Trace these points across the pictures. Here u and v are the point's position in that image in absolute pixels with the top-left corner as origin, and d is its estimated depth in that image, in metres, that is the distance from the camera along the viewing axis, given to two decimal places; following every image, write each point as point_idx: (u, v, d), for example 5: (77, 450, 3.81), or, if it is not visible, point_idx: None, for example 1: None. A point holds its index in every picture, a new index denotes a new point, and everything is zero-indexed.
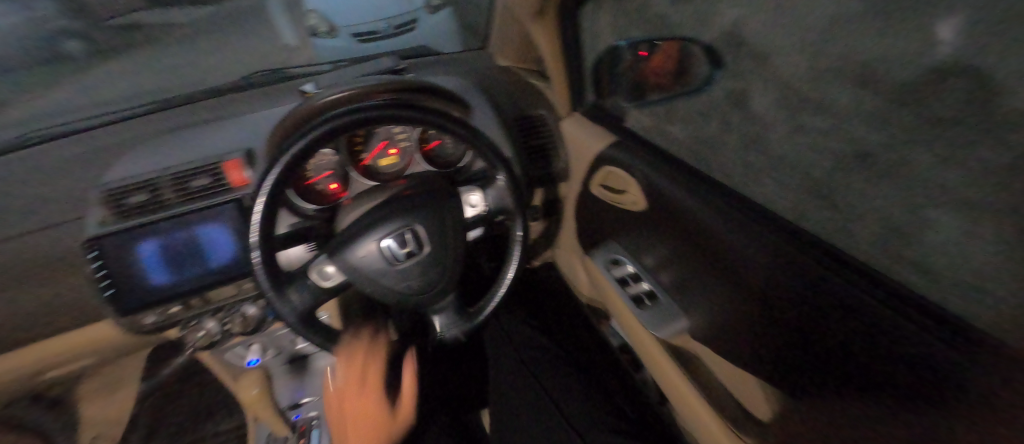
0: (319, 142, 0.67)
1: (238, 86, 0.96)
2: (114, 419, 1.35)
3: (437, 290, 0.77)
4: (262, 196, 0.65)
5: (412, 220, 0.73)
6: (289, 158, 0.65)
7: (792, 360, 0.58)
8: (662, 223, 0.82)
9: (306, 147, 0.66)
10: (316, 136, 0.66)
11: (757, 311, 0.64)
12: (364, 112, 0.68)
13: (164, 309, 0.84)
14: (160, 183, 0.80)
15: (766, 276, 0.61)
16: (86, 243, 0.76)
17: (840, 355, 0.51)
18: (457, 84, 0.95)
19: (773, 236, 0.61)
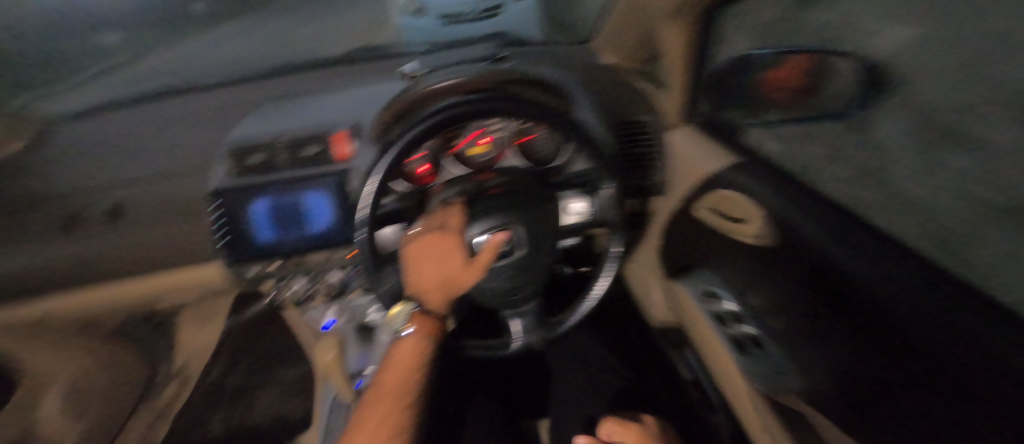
0: (436, 127, 0.66)
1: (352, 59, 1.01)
2: (202, 347, 1.50)
3: (522, 291, 0.79)
4: (371, 183, 0.67)
5: (510, 221, 0.75)
6: (400, 148, 0.65)
7: (923, 421, 0.45)
8: (784, 260, 0.72)
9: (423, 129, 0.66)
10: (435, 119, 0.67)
11: (876, 360, 0.54)
12: (468, 104, 0.67)
13: (265, 264, 0.90)
14: (275, 147, 0.86)
15: (906, 313, 0.53)
16: (210, 193, 0.84)
17: (991, 420, 0.40)
18: (562, 77, 0.89)
19: (924, 285, 0.54)
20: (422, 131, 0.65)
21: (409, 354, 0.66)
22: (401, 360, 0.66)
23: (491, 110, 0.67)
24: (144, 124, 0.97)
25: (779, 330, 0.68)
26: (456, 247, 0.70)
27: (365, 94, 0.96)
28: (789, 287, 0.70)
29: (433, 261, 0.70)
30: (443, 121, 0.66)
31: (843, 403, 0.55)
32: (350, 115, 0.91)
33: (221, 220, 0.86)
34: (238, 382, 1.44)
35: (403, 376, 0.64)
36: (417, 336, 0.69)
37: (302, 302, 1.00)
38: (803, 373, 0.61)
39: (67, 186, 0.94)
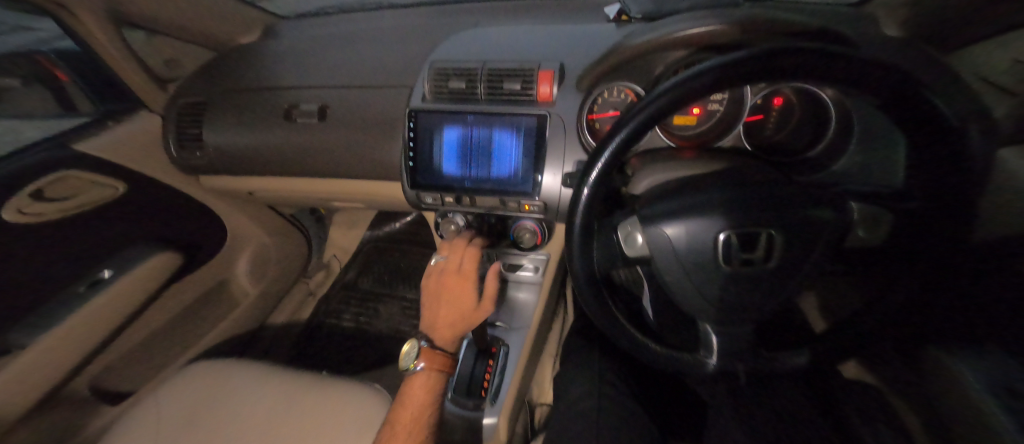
0: (725, 83, 0.41)
1: (563, 11, 0.95)
2: (349, 250, 1.69)
3: (758, 315, 0.56)
4: (597, 166, 0.51)
5: (773, 225, 0.51)
6: (633, 130, 0.48)
7: None
8: None
9: (703, 83, 0.42)
10: (726, 63, 0.41)
11: None
12: (741, 57, 0.40)
13: (439, 195, 0.87)
14: (477, 74, 0.80)
15: None
16: (410, 113, 0.84)
17: None
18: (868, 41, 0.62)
19: None
20: (664, 107, 0.45)
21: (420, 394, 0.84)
22: (420, 391, 0.85)
23: (825, 68, 0.39)
24: (364, 41, 1.04)
25: None
26: (472, 288, 0.88)
27: (575, 34, 0.85)
28: None
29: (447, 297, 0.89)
30: (737, 72, 0.40)
31: None
32: (559, 53, 0.81)
33: (412, 142, 0.86)
34: (369, 286, 1.60)
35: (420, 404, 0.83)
36: (427, 372, 0.87)
37: (456, 242, 0.97)
38: None
39: (289, 78, 1.01)
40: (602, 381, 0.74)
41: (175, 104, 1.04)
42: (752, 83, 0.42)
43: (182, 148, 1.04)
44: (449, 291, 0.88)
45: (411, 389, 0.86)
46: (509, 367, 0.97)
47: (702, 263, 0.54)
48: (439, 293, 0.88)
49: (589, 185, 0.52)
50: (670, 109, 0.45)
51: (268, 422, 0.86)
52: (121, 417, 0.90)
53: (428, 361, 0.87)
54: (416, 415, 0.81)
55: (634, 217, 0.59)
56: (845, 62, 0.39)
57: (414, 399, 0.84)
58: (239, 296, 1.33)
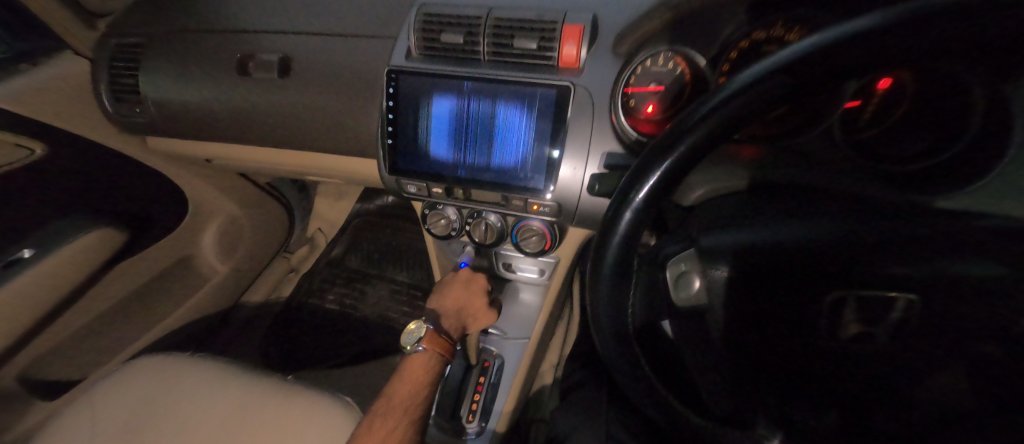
0: (858, 67, 0.25)
1: None
2: (335, 223, 1.53)
3: None
4: (646, 183, 0.33)
5: None
6: (699, 140, 0.30)
7: None
8: None
9: (841, 60, 0.25)
10: (895, 21, 0.23)
11: None
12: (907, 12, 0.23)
13: (427, 184, 0.69)
14: (479, 25, 0.59)
15: None
16: (389, 74, 0.64)
17: None
18: None
19: None
20: (754, 106, 0.27)
21: (419, 370, 0.76)
22: (413, 371, 0.76)
23: None
24: None
25: None
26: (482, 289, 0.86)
27: None
28: None
29: (455, 299, 0.86)
30: (917, 37, 0.23)
31: None
32: (591, 1, 0.59)
33: (392, 112, 0.66)
34: (356, 266, 1.45)
35: (411, 392, 0.74)
36: (428, 354, 0.77)
37: (447, 238, 0.80)
38: None
39: (242, 19, 0.80)
40: (611, 431, 0.60)
41: (107, 46, 0.84)
42: (898, 65, 0.26)
43: (117, 100, 0.84)
44: (467, 281, 0.86)
45: (409, 369, 0.77)
46: (502, 388, 0.86)
47: None
48: (453, 280, 0.87)
49: (634, 207, 0.34)
50: (772, 105, 0.28)
51: (220, 435, 0.75)
52: (55, 417, 0.80)
53: (431, 344, 0.77)
54: (409, 398, 0.73)
55: (691, 250, 0.44)
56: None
57: (413, 381, 0.75)
58: (206, 274, 1.19)
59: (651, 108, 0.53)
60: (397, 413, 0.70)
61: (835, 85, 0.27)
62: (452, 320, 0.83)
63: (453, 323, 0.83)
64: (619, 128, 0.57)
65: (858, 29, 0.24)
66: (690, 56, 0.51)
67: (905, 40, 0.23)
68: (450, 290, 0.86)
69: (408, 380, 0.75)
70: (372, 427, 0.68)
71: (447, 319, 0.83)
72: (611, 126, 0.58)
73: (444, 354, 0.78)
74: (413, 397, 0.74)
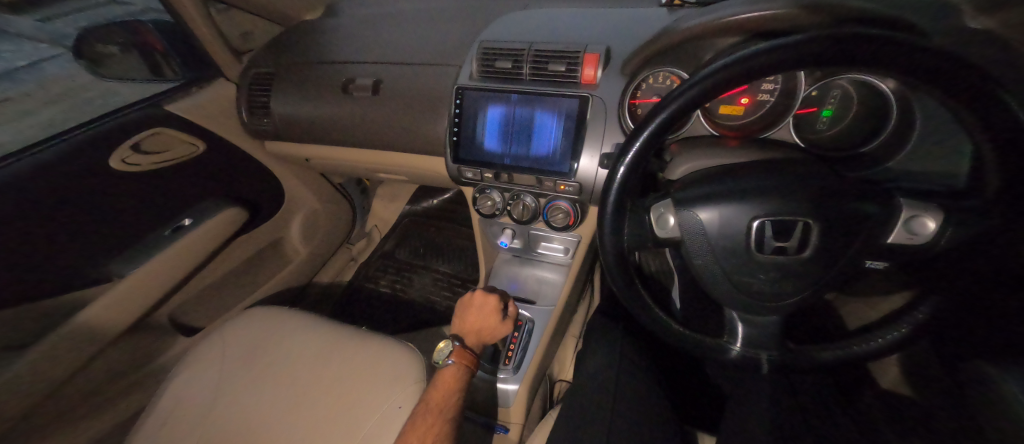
0: (796, 62, 0.42)
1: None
2: (388, 221, 1.79)
3: (781, 306, 0.56)
4: (638, 142, 0.54)
5: (814, 213, 0.50)
6: (676, 109, 0.50)
7: None
8: None
9: (764, 64, 0.43)
10: (793, 44, 0.41)
11: None
12: (803, 38, 0.41)
13: (481, 171, 0.91)
14: (524, 55, 0.82)
15: None
16: (457, 90, 0.88)
17: None
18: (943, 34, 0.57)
19: None
20: (709, 91, 0.47)
21: (449, 378, 0.84)
22: (444, 378, 0.84)
23: (895, 50, 0.39)
24: (414, 22, 1.08)
25: None
26: (495, 306, 0.97)
27: (624, 17, 0.85)
28: None
29: (473, 318, 0.97)
30: (806, 54, 0.41)
31: None
32: (605, 36, 0.81)
33: (457, 118, 0.90)
34: (405, 257, 1.69)
35: (445, 397, 0.80)
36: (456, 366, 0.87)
37: (491, 217, 1.02)
38: None
39: (345, 54, 1.08)
40: (617, 357, 0.78)
41: (247, 73, 1.14)
42: (812, 67, 0.42)
43: (251, 113, 1.15)
44: (481, 304, 0.97)
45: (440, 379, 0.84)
46: (532, 343, 1.01)
47: (735, 252, 0.54)
48: (469, 305, 0.98)
49: (630, 159, 0.55)
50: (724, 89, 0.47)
51: (319, 360, 0.97)
52: (195, 346, 1.06)
53: (457, 356, 0.87)
54: (444, 398, 0.80)
55: (669, 199, 0.59)
56: (898, 48, 0.38)
57: (445, 387, 0.82)
58: (291, 255, 1.46)
59: None
60: (433, 413, 0.77)
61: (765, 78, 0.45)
62: (474, 338, 0.94)
63: (474, 341, 0.94)
64: (626, 125, 0.78)
65: (777, 47, 0.42)
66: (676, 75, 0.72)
67: (804, 53, 0.41)
68: (468, 314, 0.97)
69: (442, 388, 0.82)
70: (414, 425, 0.74)
71: (469, 338, 0.94)
72: (620, 125, 0.79)
73: (470, 365, 0.88)
74: (446, 402, 0.80)
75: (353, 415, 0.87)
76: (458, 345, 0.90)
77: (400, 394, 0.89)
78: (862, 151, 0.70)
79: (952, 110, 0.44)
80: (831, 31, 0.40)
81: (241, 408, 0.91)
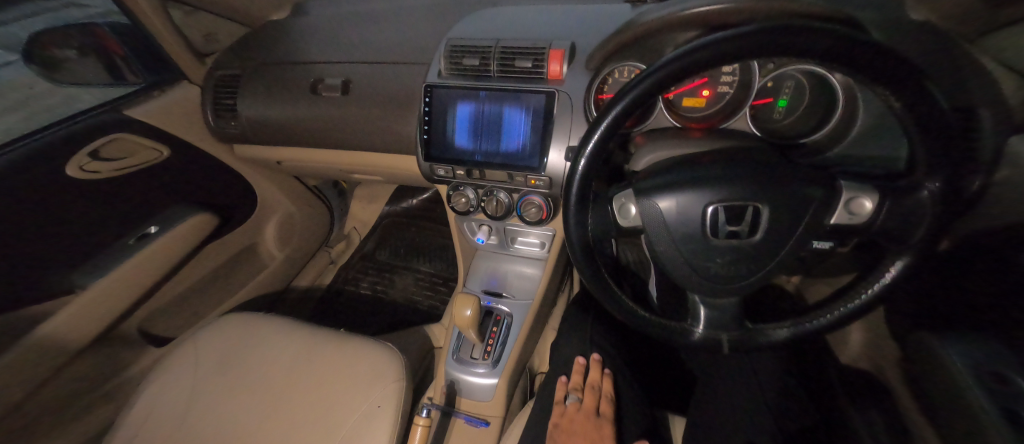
0: (739, 54, 0.44)
1: None
2: (366, 222, 1.78)
3: (737, 288, 0.59)
4: (597, 134, 0.55)
5: (766, 197, 0.53)
6: (631, 100, 0.51)
7: None
8: None
9: (710, 55, 0.45)
10: (736, 36, 0.43)
11: None
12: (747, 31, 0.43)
13: (453, 168, 0.92)
14: (491, 52, 0.83)
15: None
16: (426, 88, 0.88)
17: None
18: None
19: None
20: (660, 83, 0.48)
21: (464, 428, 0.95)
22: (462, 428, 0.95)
23: (825, 42, 0.41)
24: (381, 22, 1.08)
25: None
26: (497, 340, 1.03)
27: (589, 14, 0.86)
28: None
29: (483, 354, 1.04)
30: (747, 45, 0.43)
31: None
32: (570, 33, 0.83)
33: (427, 116, 0.90)
34: (386, 259, 1.68)
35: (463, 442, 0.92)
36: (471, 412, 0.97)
37: (465, 214, 1.02)
38: None
39: (312, 54, 1.07)
40: (589, 343, 0.81)
41: (212, 76, 1.12)
42: (754, 58, 0.45)
43: (218, 116, 1.13)
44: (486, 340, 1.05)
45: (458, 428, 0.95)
46: (511, 337, 1.03)
47: (692, 238, 0.56)
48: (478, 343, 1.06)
49: (590, 150, 0.56)
50: (673, 81, 0.48)
51: (296, 365, 0.96)
52: (167, 355, 1.04)
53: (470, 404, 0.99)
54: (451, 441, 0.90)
55: (630, 189, 0.62)
56: (828, 40, 0.41)
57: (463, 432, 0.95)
58: (266, 259, 1.44)
59: None
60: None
61: (712, 69, 0.47)
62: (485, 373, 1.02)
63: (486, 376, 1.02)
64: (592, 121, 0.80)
65: (720, 39, 0.44)
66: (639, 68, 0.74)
67: (744, 45, 0.43)
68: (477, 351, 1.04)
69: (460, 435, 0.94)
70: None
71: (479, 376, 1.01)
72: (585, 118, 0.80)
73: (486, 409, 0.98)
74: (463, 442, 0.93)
75: (331, 419, 0.86)
76: (469, 394, 0.99)
77: (379, 394, 0.89)
78: (812, 141, 0.73)
79: (883, 98, 0.46)
80: (769, 24, 0.42)
81: (217, 415, 0.89)
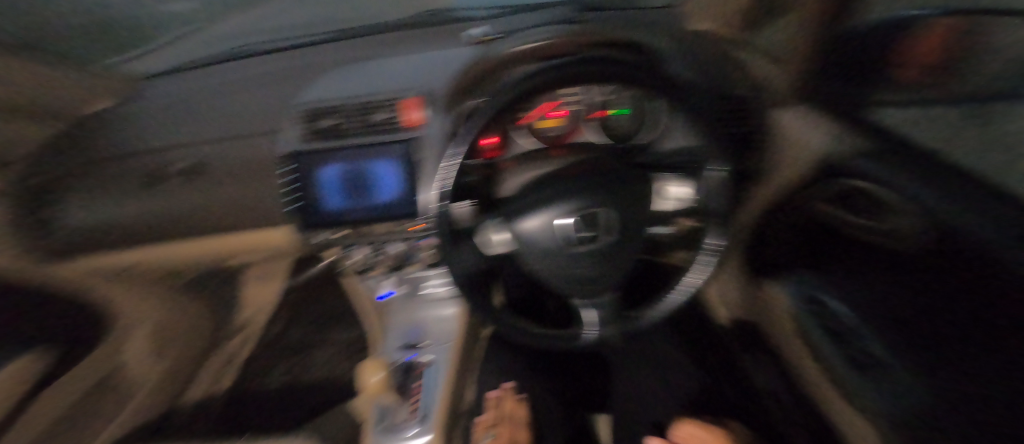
0: (555, 81, 0.55)
1: (424, 35, 1.02)
2: (262, 306, 1.59)
3: (605, 285, 0.66)
4: (448, 167, 0.56)
5: (603, 201, 0.60)
6: (477, 126, 0.55)
7: None
8: None
9: (533, 83, 0.55)
10: (548, 69, 0.55)
11: None
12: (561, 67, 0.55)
13: (332, 232, 0.89)
14: (346, 111, 0.82)
15: None
16: (281, 157, 0.83)
17: None
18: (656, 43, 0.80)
19: None
20: (496, 110, 0.54)
21: None
22: None
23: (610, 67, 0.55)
24: (226, 97, 1.03)
25: None
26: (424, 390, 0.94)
27: (436, 58, 0.89)
28: None
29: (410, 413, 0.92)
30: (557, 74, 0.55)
31: None
32: (423, 80, 0.83)
33: (290, 183, 0.84)
34: (297, 339, 1.51)
35: None
36: None
37: (361, 273, 1.02)
38: None
39: (146, 141, 0.97)
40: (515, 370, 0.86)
41: None
42: (565, 85, 0.56)
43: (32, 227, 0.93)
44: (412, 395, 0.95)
45: None
46: (439, 382, 0.96)
47: (555, 250, 0.62)
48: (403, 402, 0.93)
49: (444, 184, 0.56)
50: (509, 109, 0.56)
51: None
52: None
53: None
54: None
55: (494, 217, 0.66)
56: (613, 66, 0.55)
57: None
58: (140, 379, 1.20)
59: None
60: None
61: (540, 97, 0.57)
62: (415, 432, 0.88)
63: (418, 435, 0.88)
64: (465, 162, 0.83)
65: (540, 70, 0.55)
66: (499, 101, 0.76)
67: (557, 72, 0.55)
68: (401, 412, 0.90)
69: None
70: None
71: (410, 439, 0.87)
72: None
73: None
74: None
75: None
76: None
77: None
78: None
79: (667, 99, 0.58)
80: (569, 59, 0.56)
81: None
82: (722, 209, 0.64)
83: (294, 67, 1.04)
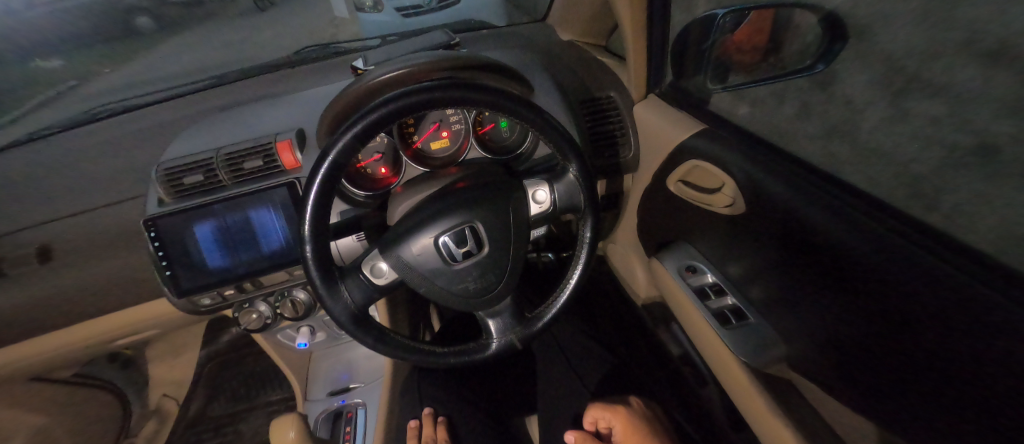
0: (398, 113, 0.55)
1: (300, 71, 0.99)
2: (178, 381, 1.45)
3: (495, 293, 0.68)
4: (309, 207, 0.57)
5: (473, 216, 0.63)
6: (330, 164, 0.56)
7: (914, 370, 0.48)
8: (760, 236, 0.71)
9: (374, 120, 0.55)
10: (388, 102, 0.55)
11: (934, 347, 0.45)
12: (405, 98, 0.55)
13: (223, 290, 0.86)
14: (213, 163, 0.76)
15: (878, 264, 0.49)
16: (145, 222, 0.77)
17: (918, 349, 0.47)
18: (520, 60, 0.87)
19: (877, 241, 0.50)
20: (344, 150, 0.55)
21: None
22: None
23: (451, 93, 0.56)
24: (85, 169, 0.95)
25: (743, 274, 0.77)
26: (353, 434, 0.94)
27: (313, 96, 0.87)
28: (787, 254, 0.66)
29: None
30: (399, 106, 0.55)
31: (845, 332, 0.57)
32: (294, 120, 0.82)
33: (163, 249, 0.80)
34: (220, 411, 1.38)
35: None
36: None
37: (268, 327, 0.96)
38: (778, 323, 0.70)
39: None
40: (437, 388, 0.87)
41: None
42: (410, 116, 0.56)
43: None
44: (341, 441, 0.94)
45: None
46: (368, 423, 0.97)
47: (438, 270, 0.64)
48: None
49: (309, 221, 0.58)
50: (359, 147, 0.56)
51: None
52: None
53: None
54: None
55: (376, 250, 0.66)
56: (452, 92, 0.56)
57: None
58: None
59: (384, 169, 0.82)
60: None
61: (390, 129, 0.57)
62: None
63: None
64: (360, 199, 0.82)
65: (380, 106, 0.55)
66: (384, 134, 0.78)
67: (399, 104, 0.55)
68: None
69: None
70: None
71: None
72: (354, 195, 0.82)
73: None
74: None
75: None
76: None
77: None
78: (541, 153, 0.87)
79: (513, 112, 0.61)
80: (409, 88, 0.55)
81: None
82: (586, 203, 0.69)
83: (162, 125, 0.98)
